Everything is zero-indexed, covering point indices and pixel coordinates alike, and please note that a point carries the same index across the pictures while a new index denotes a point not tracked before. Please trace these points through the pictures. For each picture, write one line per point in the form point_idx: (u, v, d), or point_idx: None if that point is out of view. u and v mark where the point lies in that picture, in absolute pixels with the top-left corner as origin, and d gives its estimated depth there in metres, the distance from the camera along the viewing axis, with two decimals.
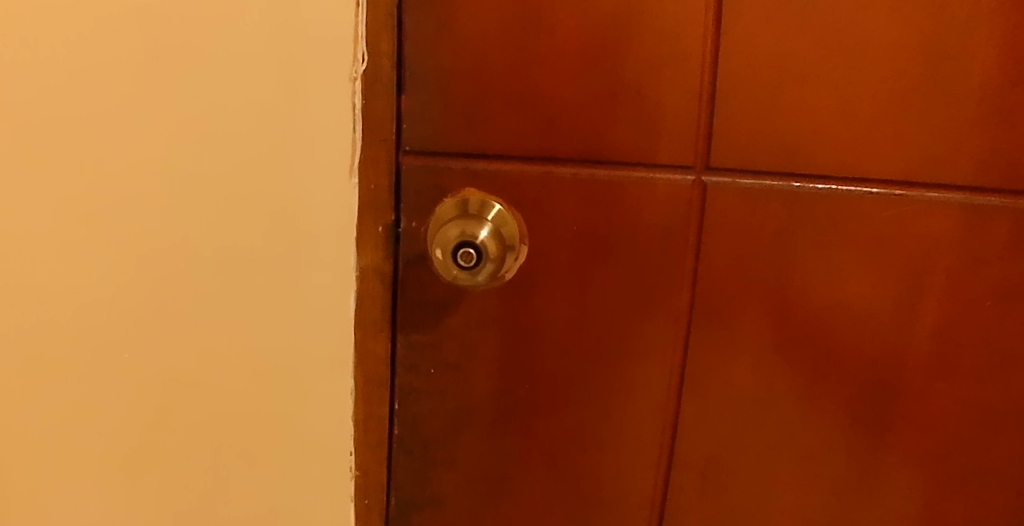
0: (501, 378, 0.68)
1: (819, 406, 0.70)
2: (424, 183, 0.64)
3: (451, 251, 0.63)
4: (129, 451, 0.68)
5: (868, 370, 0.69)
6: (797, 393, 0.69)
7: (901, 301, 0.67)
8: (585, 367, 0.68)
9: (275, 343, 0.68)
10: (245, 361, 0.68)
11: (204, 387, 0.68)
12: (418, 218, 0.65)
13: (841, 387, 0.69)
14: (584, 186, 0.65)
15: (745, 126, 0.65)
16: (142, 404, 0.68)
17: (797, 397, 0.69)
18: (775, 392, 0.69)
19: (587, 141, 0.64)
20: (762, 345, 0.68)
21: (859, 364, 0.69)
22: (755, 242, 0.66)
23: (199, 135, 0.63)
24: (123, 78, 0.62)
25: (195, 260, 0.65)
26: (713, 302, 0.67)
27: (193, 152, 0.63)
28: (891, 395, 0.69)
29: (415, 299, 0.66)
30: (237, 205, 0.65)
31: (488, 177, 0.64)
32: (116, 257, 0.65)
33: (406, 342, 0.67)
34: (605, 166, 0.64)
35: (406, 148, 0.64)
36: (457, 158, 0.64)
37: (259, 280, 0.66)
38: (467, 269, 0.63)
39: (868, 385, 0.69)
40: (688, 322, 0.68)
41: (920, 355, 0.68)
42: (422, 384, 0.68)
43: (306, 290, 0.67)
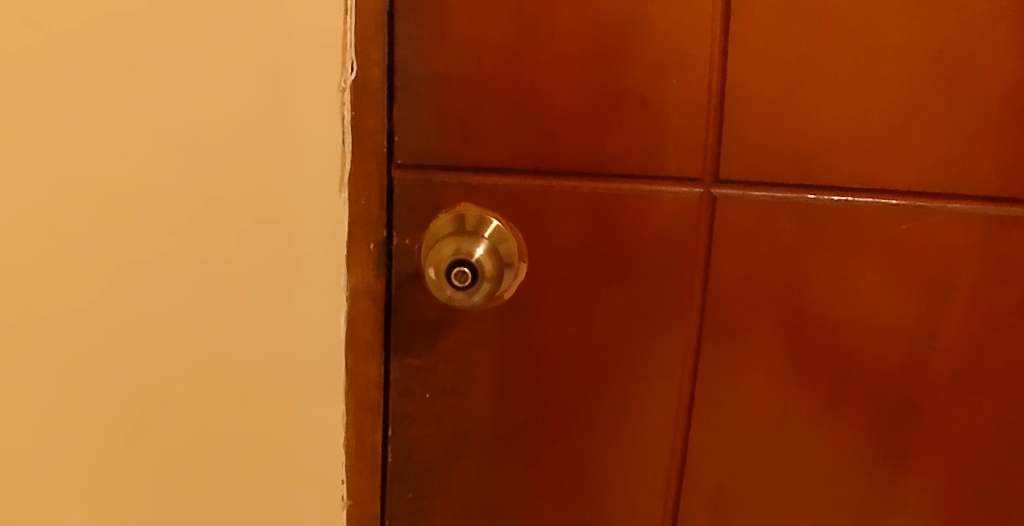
0: (500, 402, 0.64)
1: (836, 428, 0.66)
2: (417, 198, 0.61)
3: (443, 268, 0.59)
4: (112, 509, 0.59)
5: (889, 392, 0.65)
6: (813, 415, 0.66)
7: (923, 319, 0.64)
8: (593, 391, 0.64)
9: (264, 371, 0.62)
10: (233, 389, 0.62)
11: (194, 421, 0.61)
12: (410, 235, 0.62)
13: (859, 409, 0.65)
14: (587, 200, 0.61)
15: (755, 136, 0.61)
16: (127, 446, 0.59)
17: (813, 419, 0.66)
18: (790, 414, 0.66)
19: (588, 154, 0.60)
20: (776, 366, 0.65)
21: (879, 385, 0.65)
22: (768, 256, 0.63)
23: (185, 145, 0.57)
24: (100, 73, 0.53)
25: (184, 282, 0.58)
26: (725, 320, 0.64)
27: (176, 158, 0.57)
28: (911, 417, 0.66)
29: (409, 320, 0.63)
30: (225, 218, 0.59)
31: (484, 191, 0.61)
32: (81, 279, 0.55)
33: (400, 365, 0.64)
34: (609, 178, 0.61)
35: (398, 162, 0.61)
36: (450, 172, 0.61)
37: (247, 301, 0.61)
38: (458, 287, 0.58)
39: (888, 408, 0.65)
40: (698, 342, 0.64)
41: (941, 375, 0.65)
42: (416, 410, 0.65)
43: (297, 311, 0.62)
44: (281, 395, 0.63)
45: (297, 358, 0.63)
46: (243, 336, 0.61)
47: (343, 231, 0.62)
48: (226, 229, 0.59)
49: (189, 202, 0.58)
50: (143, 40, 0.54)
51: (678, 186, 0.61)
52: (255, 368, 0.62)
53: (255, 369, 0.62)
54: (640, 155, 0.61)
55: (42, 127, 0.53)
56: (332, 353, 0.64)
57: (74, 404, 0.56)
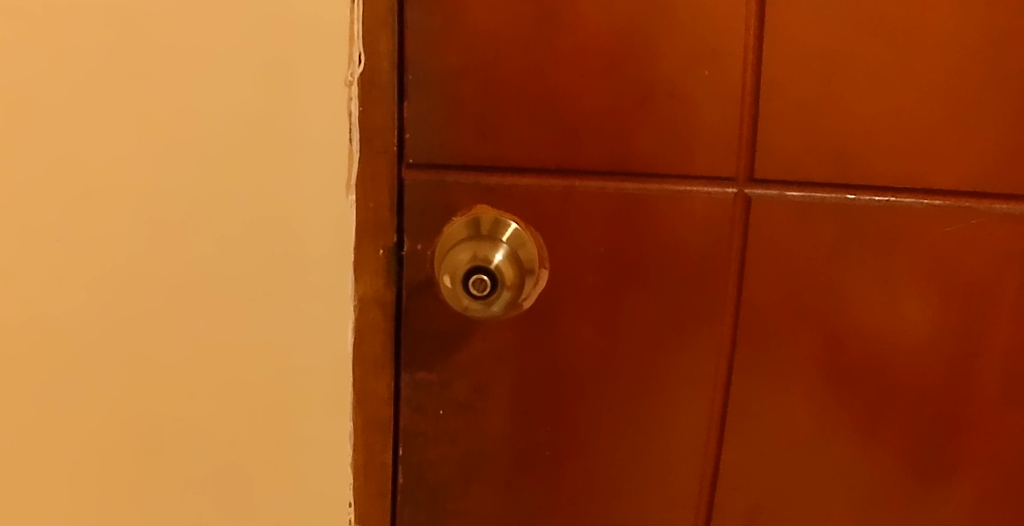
0: (518, 419, 0.60)
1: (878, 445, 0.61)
2: (430, 201, 0.56)
3: (460, 277, 0.54)
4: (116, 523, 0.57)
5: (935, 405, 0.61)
6: (853, 431, 0.61)
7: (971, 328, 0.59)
8: (619, 406, 0.60)
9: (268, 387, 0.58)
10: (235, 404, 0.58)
11: (194, 439, 0.57)
12: (423, 240, 0.57)
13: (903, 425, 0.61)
14: (614, 202, 0.57)
15: (793, 132, 0.57)
16: (128, 461, 0.56)
17: (853, 435, 0.61)
18: (830, 430, 0.61)
19: (615, 153, 0.56)
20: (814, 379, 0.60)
21: (924, 398, 0.61)
22: (807, 261, 0.59)
23: (182, 146, 0.53)
24: (98, 71, 0.51)
25: (180, 291, 0.55)
26: (760, 329, 0.59)
27: (172, 157, 0.53)
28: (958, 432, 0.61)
29: (421, 332, 0.59)
30: (225, 225, 0.55)
31: (503, 193, 0.56)
32: (70, 286, 0.53)
33: (411, 380, 0.60)
34: (636, 178, 0.56)
35: (409, 161, 0.56)
36: (466, 172, 0.56)
37: (250, 310, 0.57)
38: (478, 296, 0.53)
39: (934, 423, 0.61)
40: (731, 352, 0.60)
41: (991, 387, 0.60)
42: (429, 428, 0.60)
43: (302, 323, 0.58)
44: (287, 411, 0.59)
45: (303, 375, 0.59)
46: (245, 347, 0.57)
47: (352, 237, 0.57)
48: (227, 234, 0.55)
49: (186, 204, 0.54)
50: (134, 32, 0.51)
51: (710, 186, 0.57)
52: (258, 382, 0.58)
53: (259, 383, 0.58)
54: (671, 153, 0.56)
55: (31, 126, 0.50)
56: (340, 368, 0.59)
57: (75, 414, 0.54)
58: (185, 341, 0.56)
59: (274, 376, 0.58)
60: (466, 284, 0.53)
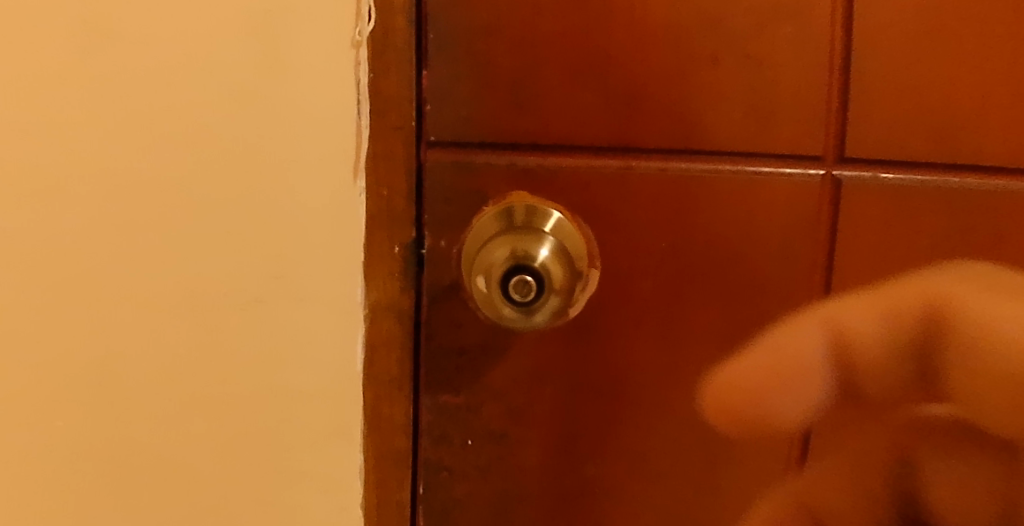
0: (563, 451, 0.50)
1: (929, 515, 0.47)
2: (456, 187, 0.46)
3: (500, 280, 0.44)
4: None
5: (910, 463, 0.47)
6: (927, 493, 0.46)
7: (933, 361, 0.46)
8: (679, 435, 0.50)
9: (258, 407, 0.48)
10: (219, 430, 0.48)
11: (174, 460, 0.48)
12: (448, 235, 0.46)
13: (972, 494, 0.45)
14: (680, 185, 0.47)
15: (891, 101, 0.47)
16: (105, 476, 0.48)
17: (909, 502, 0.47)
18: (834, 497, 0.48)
19: (678, 128, 0.46)
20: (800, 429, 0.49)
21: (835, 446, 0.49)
22: (836, 277, 0.48)
23: (162, 111, 0.45)
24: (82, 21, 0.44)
25: (158, 285, 0.46)
26: (848, 349, 0.48)
27: (151, 130, 0.45)
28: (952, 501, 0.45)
29: (446, 347, 0.48)
30: (207, 208, 0.46)
31: (544, 177, 0.46)
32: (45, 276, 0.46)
33: (434, 404, 0.48)
34: (704, 158, 0.47)
35: (431, 139, 0.45)
36: (500, 152, 0.46)
37: (234, 315, 0.47)
38: (523, 302, 0.43)
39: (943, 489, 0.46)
40: (825, 375, 0.48)
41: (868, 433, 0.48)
42: (455, 462, 0.49)
43: (298, 336, 0.47)
44: (282, 442, 0.49)
45: (299, 396, 0.48)
46: (230, 363, 0.47)
47: (361, 232, 0.46)
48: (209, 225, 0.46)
49: (162, 188, 0.46)
50: None
51: (790, 167, 0.47)
52: (246, 406, 0.48)
53: (247, 406, 0.48)
54: (745, 128, 0.47)
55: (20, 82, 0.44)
56: (346, 393, 0.48)
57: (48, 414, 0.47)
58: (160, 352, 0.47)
59: (265, 400, 0.48)
60: (507, 290, 0.43)
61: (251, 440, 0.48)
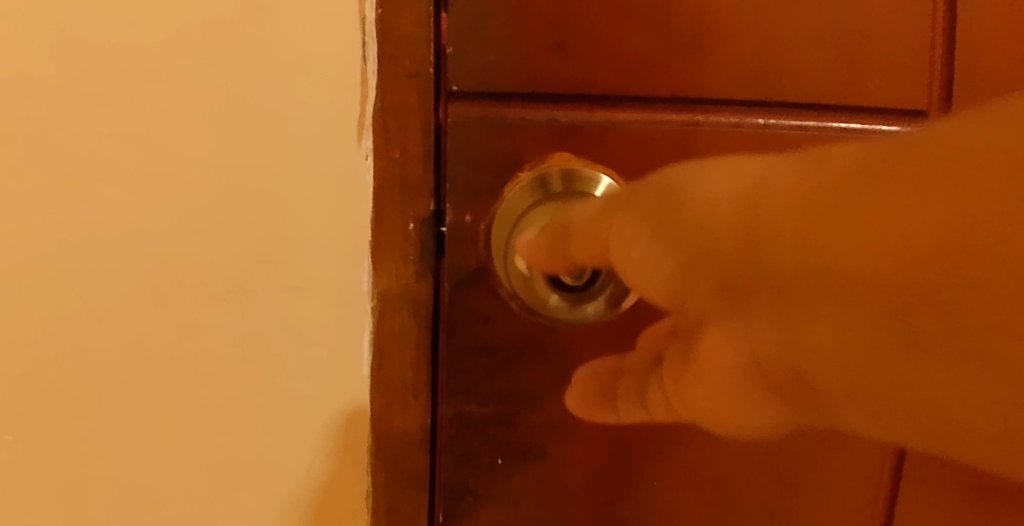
0: (612, 472, 0.41)
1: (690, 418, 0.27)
2: (486, 149, 0.38)
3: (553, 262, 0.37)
4: None
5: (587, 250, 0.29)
6: (658, 390, 0.28)
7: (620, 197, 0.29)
8: (748, 450, 0.42)
9: (237, 438, 0.35)
10: (202, 487, 0.35)
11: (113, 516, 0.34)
12: (473, 208, 0.38)
13: (849, 341, 0.17)
14: (756, 147, 0.39)
15: (1003, 46, 0.40)
16: None
17: (703, 417, 0.25)
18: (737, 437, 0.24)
19: (756, 79, 0.38)
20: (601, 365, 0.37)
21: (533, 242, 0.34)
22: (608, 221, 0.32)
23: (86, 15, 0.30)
24: None
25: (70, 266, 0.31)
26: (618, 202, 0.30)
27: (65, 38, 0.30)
28: (824, 339, 0.17)
29: (472, 344, 0.39)
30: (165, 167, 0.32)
31: (593, 137, 0.38)
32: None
33: (457, 417, 0.40)
34: (787, 113, 0.39)
35: (454, 91, 0.37)
36: (539, 106, 0.38)
37: (204, 315, 0.34)
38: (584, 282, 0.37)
39: (703, 314, 0.22)
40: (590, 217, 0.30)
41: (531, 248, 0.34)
42: (481, 483, 0.41)
43: (297, 348, 0.36)
44: (286, 487, 0.37)
45: (292, 421, 0.36)
46: (207, 398, 0.35)
47: (371, 203, 0.37)
48: (175, 210, 0.33)
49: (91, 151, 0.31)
50: None
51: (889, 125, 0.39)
52: (238, 448, 0.35)
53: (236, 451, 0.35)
54: (836, 78, 0.39)
55: None
56: (354, 412, 0.38)
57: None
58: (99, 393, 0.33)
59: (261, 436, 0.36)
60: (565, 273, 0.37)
61: (248, 492, 0.36)
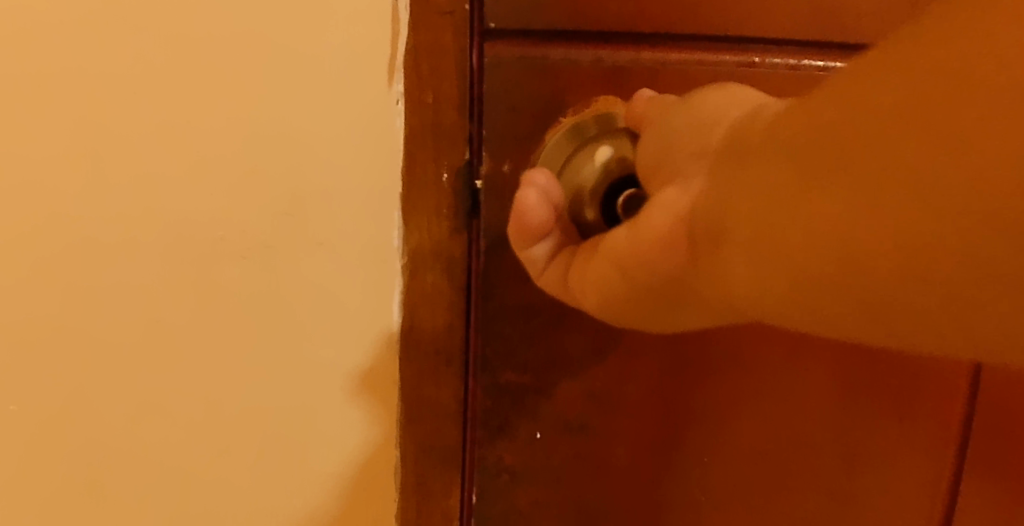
0: (657, 448, 0.39)
1: (707, 249, 0.27)
2: (525, 93, 0.35)
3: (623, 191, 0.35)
4: None
5: (649, 140, 0.32)
6: (676, 235, 0.28)
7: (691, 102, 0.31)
8: (803, 422, 0.39)
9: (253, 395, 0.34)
10: (244, 456, 0.34)
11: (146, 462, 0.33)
12: (512, 157, 0.35)
13: (874, 129, 0.21)
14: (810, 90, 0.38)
15: None
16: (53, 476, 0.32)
17: (725, 235, 0.26)
18: (743, 268, 0.25)
19: (810, 18, 0.37)
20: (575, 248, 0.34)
21: (660, 98, 0.33)
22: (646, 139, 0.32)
23: None
24: None
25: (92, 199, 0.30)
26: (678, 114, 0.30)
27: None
28: (855, 117, 0.21)
29: (509, 307, 0.36)
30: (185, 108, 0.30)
31: (638, 78, 0.36)
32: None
33: (493, 386, 0.37)
34: (838, 54, 0.38)
35: (492, 28, 0.34)
36: (581, 45, 0.35)
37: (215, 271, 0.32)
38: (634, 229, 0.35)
39: (715, 169, 0.27)
40: (670, 113, 0.31)
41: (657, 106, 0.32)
42: (517, 458, 0.38)
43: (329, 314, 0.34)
44: (321, 457, 0.35)
45: (313, 379, 0.34)
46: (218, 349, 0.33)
47: (399, 154, 0.34)
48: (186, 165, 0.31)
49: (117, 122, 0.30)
50: None
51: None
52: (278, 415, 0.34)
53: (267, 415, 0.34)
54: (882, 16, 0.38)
55: None
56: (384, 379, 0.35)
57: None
58: (136, 369, 0.32)
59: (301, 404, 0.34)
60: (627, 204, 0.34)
61: (279, 457, 0.35)
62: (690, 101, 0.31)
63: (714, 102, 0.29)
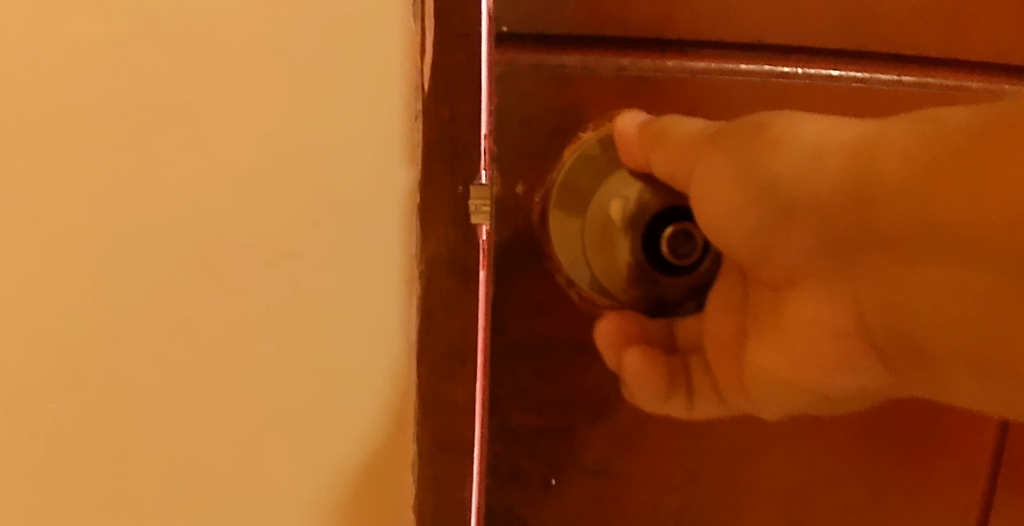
0: (684, 491, 0.35)
1: (905, 365, 0.22)
2: (541, 103, 0.32)
3: (661, 233, 0.31)
4: None
5: (703, 193, 0.27)
6: (852, 343, 0.22)
7: (733, 143, 0.26)
8: (838, 465, 0.36)
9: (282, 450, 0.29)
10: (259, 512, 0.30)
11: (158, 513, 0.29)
12: (525, 177, 0.32)
13: None
14: (846, 104, 0.34)
15: None
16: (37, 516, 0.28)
17: (933, 357, 0.21)
18: (971, 393, 0.20)
19: (850, 25, 0.33)
20: (698, 350, 0.30)
21: (653, 126, 0.30)
22: (696, 187, 0.27)
23: None
24: None
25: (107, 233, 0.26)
26: (730, 162, 0.26)
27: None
28: None
29: (522, 342, 0.33)
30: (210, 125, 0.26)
31: (661, 88, 0.33)
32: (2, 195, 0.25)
33: (503, 430, 0.33)
34: (877, 64, 0.34)
35: (507, 30, 0.31)
36: (604, 50, 0.32)
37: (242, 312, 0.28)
38: (692, 268, 0.31)
39: (879, 279, 0.21)
40: (714, 150, 0.27)
41: (669, 150, 0.29)
42: (531, 506, 0.34)
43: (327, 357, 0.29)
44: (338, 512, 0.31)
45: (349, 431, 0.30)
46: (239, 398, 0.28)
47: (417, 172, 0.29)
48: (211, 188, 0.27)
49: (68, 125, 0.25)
50: None
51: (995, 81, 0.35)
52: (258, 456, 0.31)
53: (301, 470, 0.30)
54: (931, 20, 0.34)
55: None
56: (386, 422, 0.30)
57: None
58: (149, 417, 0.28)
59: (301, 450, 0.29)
60: (679, 250, 0.31)
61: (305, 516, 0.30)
62: (731, 147, 0.26)
63: (779, 149, 0.24)
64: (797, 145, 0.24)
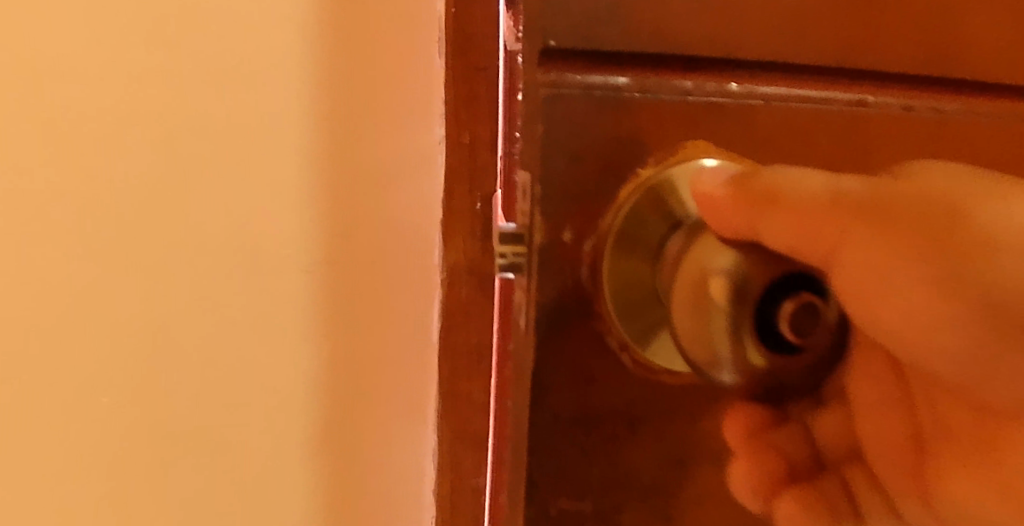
0: None
1: None
2: (597, 128, 0.25)
3: (778, 315, 0.20)
4: None
5: (858, 282, 0.21)
6: None
7: (886, 223, 0.21)
8: None
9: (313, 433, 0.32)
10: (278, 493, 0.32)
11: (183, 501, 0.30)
12: (575, 219, 0.25)
13: None
14: (925, 136, 0.30)
15: None
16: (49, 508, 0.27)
17: None
18: None
19: (921, 47, 0.30)
20: (855, 460, 0.25)
21: (755, 183, 0.22)
22: (838, 270, 0.21)
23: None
24: None
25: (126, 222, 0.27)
26: (894, 245, 0.21)
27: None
28: None
29: (567, 419, 0.26)
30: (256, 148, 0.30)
31: (730, 114, 0.27)
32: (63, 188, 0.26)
33: (542, 519, 0.26)
34: (944, 92, 0.31)
35: (552, 43, 0.24)
36: (664, 68, 0.26)
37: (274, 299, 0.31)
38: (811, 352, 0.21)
39: None
40: (866, 226, 0.21)
41: (785, 215, 0.21)
42: None
43: (248, 320, 0.30)
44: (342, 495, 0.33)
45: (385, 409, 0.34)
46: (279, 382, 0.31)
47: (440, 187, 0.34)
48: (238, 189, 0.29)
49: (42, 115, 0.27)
50: None
51: None
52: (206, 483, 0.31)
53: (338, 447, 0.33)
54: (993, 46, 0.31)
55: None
56: (329, 407, 0.32)
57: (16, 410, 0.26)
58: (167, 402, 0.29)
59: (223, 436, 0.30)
60: (802, 332, 0.20)
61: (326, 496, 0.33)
62: (890, 226, 0.21)
63: (964, 234, 0.21)
64: (983, 232, 0.21)
